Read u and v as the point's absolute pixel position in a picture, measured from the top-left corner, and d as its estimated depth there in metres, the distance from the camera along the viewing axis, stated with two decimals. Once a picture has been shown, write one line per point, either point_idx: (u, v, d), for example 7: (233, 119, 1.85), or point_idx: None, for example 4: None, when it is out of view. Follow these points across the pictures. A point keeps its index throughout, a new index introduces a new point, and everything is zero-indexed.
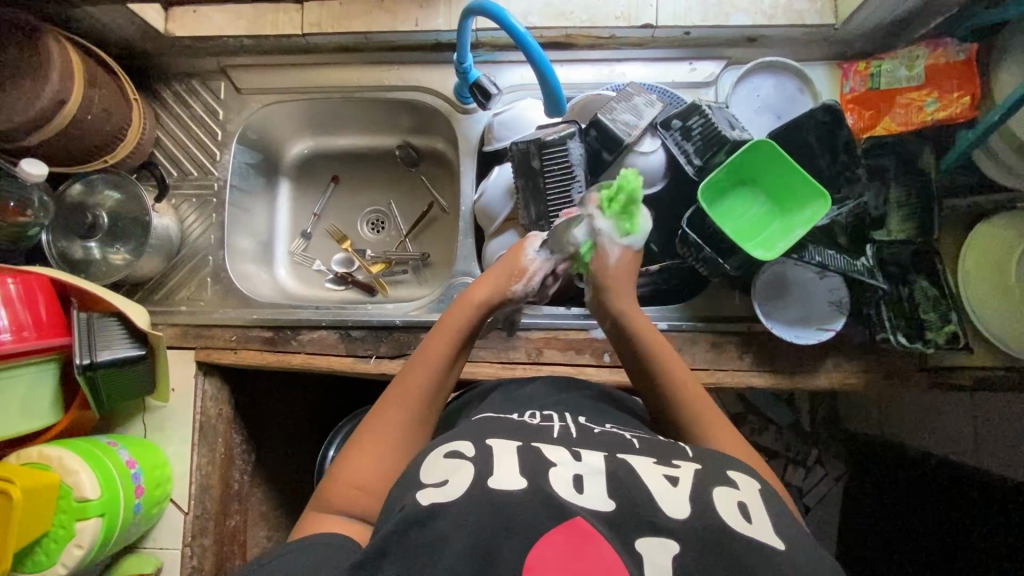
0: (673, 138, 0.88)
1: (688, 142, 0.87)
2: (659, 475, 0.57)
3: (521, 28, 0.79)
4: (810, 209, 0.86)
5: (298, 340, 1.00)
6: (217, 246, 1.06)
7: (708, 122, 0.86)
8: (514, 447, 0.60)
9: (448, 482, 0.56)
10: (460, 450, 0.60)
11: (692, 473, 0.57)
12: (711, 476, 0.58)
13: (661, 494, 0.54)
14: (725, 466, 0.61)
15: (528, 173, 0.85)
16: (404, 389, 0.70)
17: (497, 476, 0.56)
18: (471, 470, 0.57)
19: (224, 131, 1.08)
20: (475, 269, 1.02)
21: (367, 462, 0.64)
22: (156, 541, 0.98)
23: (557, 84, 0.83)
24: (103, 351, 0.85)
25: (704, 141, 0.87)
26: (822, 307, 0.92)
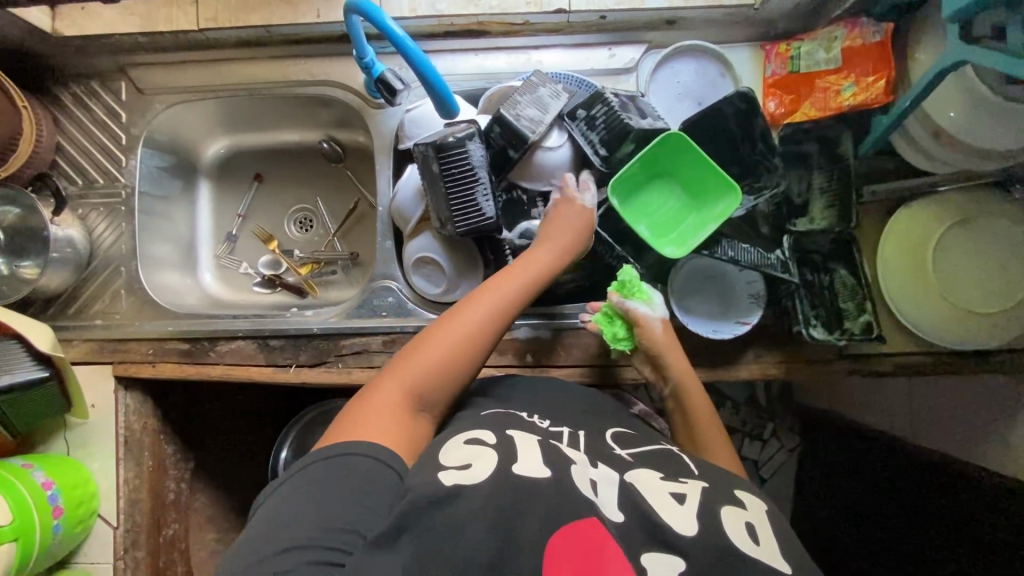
0: (577, 128, 0.85)
1: (592, 132, 0.85)
2: (667, 490, 0.60)
3: (396, 30, 0.78)
4: (722, 203, 0.84)
5: (216, 351, 0.98)
6: (129, 256, 1.02)
7: (611, 111, 0.83)
8: (533, 442, 0.64)
9: (468, 466, 0.58)
10: (481, 438, 0.63)
11: (699, 491, 0.60)
12: (719, 495, 0.61)
13: (661, 509, 0.57)
14: (734, 485, 0.64)
15: (429, 176, 0.82)
16: (472, 301, 0.73)
17: (521, 463, 0.59)
18: (492, 458, 0.59)
19: (128, 135, 1.03)
20: (395, 272, 1.00)
21: (378, 412, 0.61)
22: (86, 557, 0.98)
23: (440, 86, 0.80)
24: (2, 377, 0.84)
25: (608, 131, 0.84)
26: (740, 300, 0.91)
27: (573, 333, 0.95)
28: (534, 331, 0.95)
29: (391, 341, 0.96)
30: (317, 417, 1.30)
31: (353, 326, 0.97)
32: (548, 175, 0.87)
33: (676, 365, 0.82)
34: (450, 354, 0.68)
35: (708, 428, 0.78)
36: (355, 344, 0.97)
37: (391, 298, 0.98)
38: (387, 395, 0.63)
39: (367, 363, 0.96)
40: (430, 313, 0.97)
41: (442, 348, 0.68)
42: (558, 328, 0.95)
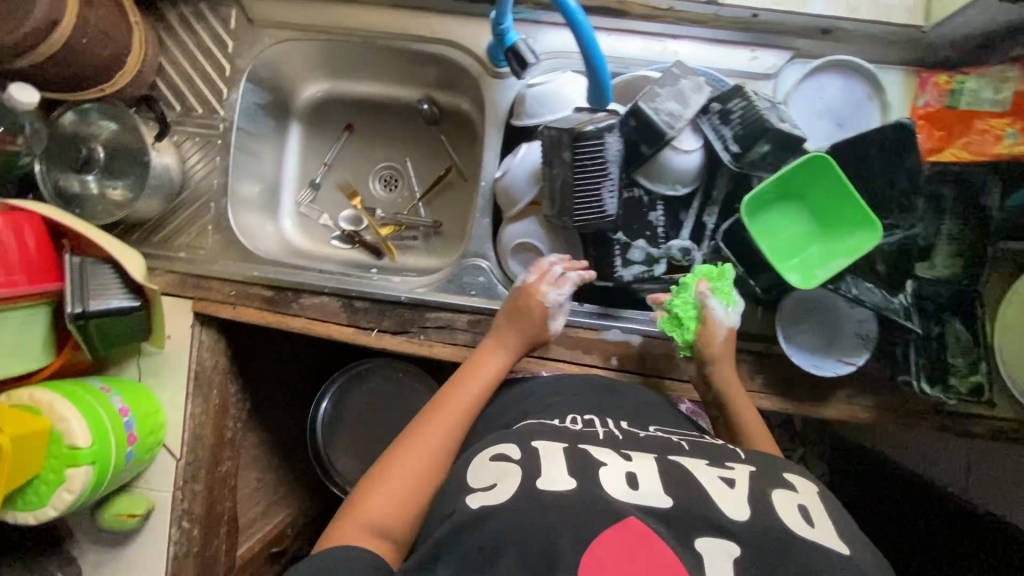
0: (710, 122, 0.78)
1: (726, 127, 0.77)
2: (714, 476, 0.59)
3: (572, 5, 0.74)
4: (857, 237, 0.80)
5: (299, 303, 0.97)
6: (220, 192, 0.99)
7: (750, 105, 0.76)
8: (560, 450, 0.62)
9: (496, 487, 0.59)
10: (505, 453, 0.63)
11: (749, 475, 0.59)
12: (766, 479, 0.59)
13: (711, 493, 0.56)
14: (781, 467, 0.62)
15: (558, 163, 0.77)
16: (453, 395, 0.74)
17: (545, 478, 0.57)
18: (516, 475, 0.59)
19: (233, 67, 0.98)
20: (488, 251, 0.97)
21: (387, 499, 0.64)
22: (147, 483, 0.99)
23: (603, 72, 0.75)
24: (95, 300, 0.81)
25: (744, 127, 0.76)
26: (846, 339, 0.88)
27: (664, 343, 0.92)
28: (625, 335, 0.92)
29: (476, 322, 0.94)
30: (360, 376, 1.34)
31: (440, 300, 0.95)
32: (673, 178, 0.81)
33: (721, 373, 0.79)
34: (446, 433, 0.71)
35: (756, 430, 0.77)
36: (439, 318, 0.95)
37: (482, 278, 0.95)
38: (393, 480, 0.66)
39: (449, 339, 0.94)
40: None
41: (432, 436, 0.70)
42: (649, 335, 0.92)
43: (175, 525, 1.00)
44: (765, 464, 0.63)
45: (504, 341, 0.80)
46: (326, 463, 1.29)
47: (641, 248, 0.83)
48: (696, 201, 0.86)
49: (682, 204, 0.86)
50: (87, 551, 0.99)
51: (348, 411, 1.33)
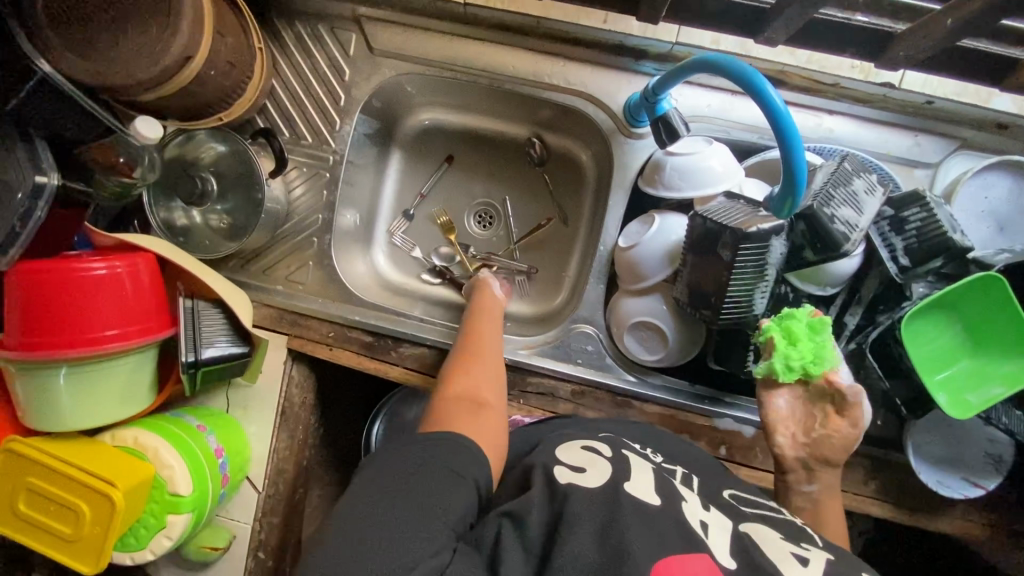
0: (878, 228, 0.73)
1: (897, 237, 0.72)
2: (787, 552, 0.52)
3: (755, 75, 0.62)
4: (1016, 363, 0.75)
5: (398, 352, 0.93)
6: (324, 227, 0.96)
7: (931, 218, 0.69)
8: (649, 470, 0.60)
9: (587, 469, 0.58)
10: (599, 449, 0.62)
11: (824, 558, 0.52)
12: (845, 569, 0.51)
13: (780, 566, 0.50)
14: (866, 569, 0.52)
15: (712, 258, 0.72)
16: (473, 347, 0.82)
17: (633, 482, 0.56)
18: (607, 466, 0.58)
19: (349, 96, 0.93)
20: (598, 318, 0.92)
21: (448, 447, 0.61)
22: (227, 512, 0.98)
23: (798, 156, 0.60)
24: (207, 348, 0.78)
25: (920, 241, 0.70)
26: (975, 457, 0.83)
27: None
28: (737, 425, 0.88)
29: (581, 393, 0.90)
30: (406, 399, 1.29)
31: (546, 365, 0.91)
32: (826, 283, 0.75)
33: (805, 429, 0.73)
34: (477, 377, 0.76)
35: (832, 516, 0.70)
36: (542, 384, 0.91)
37: (591, 346, 0.91)
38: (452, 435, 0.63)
39: (551, 407, 0.90)
40: (628, 374, 0.90)
41: (462, 388, 0.74)
42: None
43: (250, 557, 0.99)
44: (846, 556, 0.53)
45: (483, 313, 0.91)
46: None
47: None
48: (840, 298, 0.81)
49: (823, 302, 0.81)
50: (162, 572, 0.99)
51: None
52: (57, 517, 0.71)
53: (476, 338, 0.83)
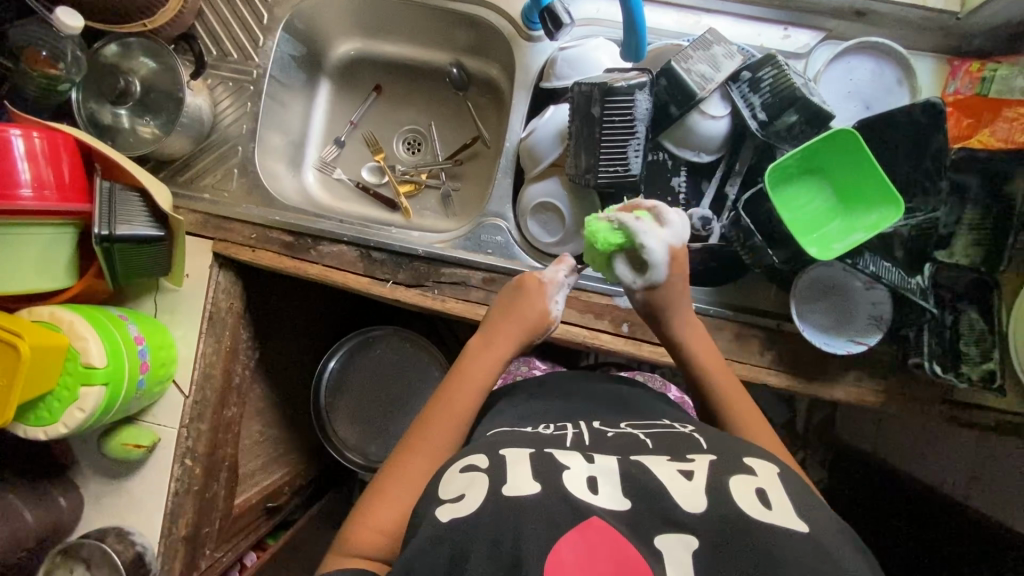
0: (739, 89, 0.79)
1: (755, 96, 0.78)
2: (673, 469, 0.56)
3: None
4: (877, 214, 0.80)
5: (317, 250, 0.98)
6: (248, 137, 1.01)
7: (780, 74, 0.76)
8: (527, 455, 0.59)
9: (463, 497, 0.56)
10: (475, 463, 0.60)
11: (708, 466, 0.56)
12: (727, 466, 0.57)
13: (669, 486, 0.53)
14: (742, 453, 0.60)
15: (586, 118, 0.78)
16: (446, 405, 0.72)
17: (510, 484, 0.55)
18: (484, 482, 0.57)
19: (272, 16, 1.00)
20: (507, 213, 0.98)
21: (389, 511, 0.63)
22: (154, 417, 1.00)
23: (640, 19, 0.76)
24: (122, 225, 0.82)
25: (773, 95, 0.77)
26: (859, 319, 0.87)
27: None
28: None
29: (490, 280, 0.95)
30: (366, 339, 1.33)
31: (458, 256, 0.95)
32: (697, 146, 0.82)
33: (694, 347, 0.77)
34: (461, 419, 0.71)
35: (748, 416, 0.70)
36: (454, 274, 0.95)
37: (499, 237, 0.96)
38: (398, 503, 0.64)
39: (462, 295, 0.94)
40: (538, 263, 0.94)
41: (416, 465, 0.67)
42: None
43: (177, 463, 1.00)
44: (726, 456, 0.59)
45: (483, 371, 0.76)
46: (325, 420, 1.30)
47: None
48: (719, 169, 0.86)
49: (704, 173, 0.87)
50: (90, 481, 1.00)
51: (348, 367, 1.33)
52: None
53: (448, 409, 0.72)
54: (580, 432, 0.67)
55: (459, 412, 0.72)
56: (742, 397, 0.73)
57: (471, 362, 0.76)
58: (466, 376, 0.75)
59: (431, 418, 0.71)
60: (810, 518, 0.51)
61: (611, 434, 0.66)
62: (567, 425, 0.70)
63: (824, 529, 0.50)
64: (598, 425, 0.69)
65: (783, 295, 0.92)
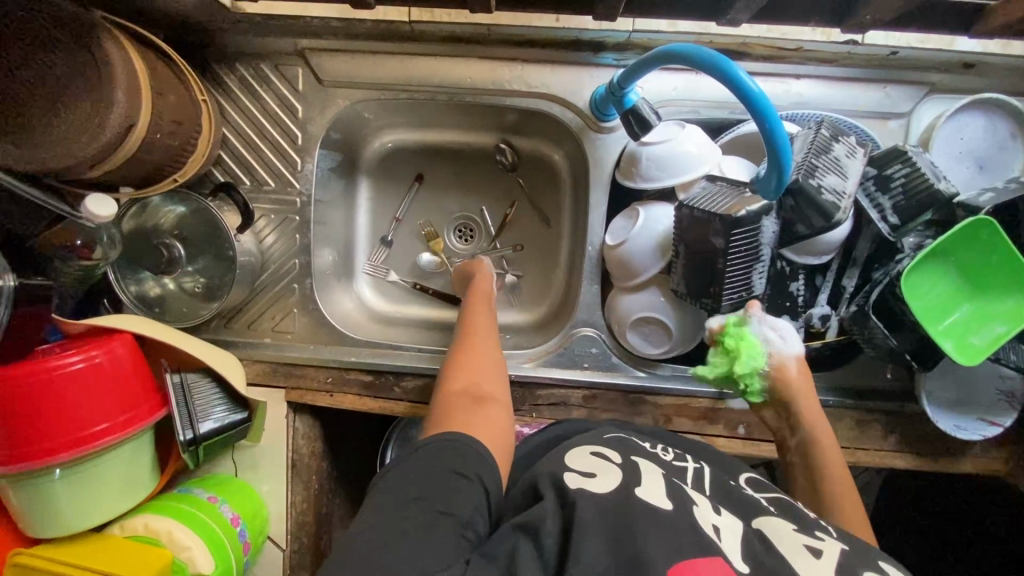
0: (865, 188, 0.72)
1: (884, 195, 0.71)
2: (799, 544, 0.51)
3: (756, 90, 0.60)
4: (1016, 300, 0.75)
5: (401, 386, 0.91)
6: (302, 271, 0.93)
7: (914, 172, 0.69)
8: (658, 475, 0.59)
9: (596, 476, 0.57)
10: (607, 454, 0.62)
11: (838, 549, 0.51)
12: (859, 557, 0.51)
13: (793, 561, 0.49)
14: (876, 552, 0.52)
15: (704, 246, 0.70)
16: (473, 325, 0.85)
17: (645, 490, 0.55)
18: (617, 476, 0.58)
19: (306, 133, 0.89)
20: (597, 319, 0.91)
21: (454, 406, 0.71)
22: (255, 575, 0.96)
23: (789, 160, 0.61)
24: (204, 422, 0.75)
25: (907, 196, 0.69)
26: (987, 397, 0.84)
27: None
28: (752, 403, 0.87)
29: (592, 397, 0.89)
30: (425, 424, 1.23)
31: (553, 375, 0.89)
32: (817, 250, 0.75)
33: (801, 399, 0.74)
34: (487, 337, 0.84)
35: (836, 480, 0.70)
36: (552, 395, 0.89)
37: (594, 349, 0.90)
38: (487, 409, 0.71)
39: (565, 416, 0.89)
40: (636, 369, 0.89)
41: (461, 385, 0.74)
42: None
43: None
44: None
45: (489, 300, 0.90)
46: None
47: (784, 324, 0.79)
48: (835, 262, 0.81)
49: (818, 269, 0.80)
50: None
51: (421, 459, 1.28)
52: None
53: (471, 328, 0.84)
54: (702, 466, 0.65)
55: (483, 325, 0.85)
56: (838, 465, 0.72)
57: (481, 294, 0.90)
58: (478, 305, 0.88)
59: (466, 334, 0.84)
60: None
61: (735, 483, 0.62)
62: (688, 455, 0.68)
63: None
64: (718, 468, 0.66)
65: (901, 373, 0.88)
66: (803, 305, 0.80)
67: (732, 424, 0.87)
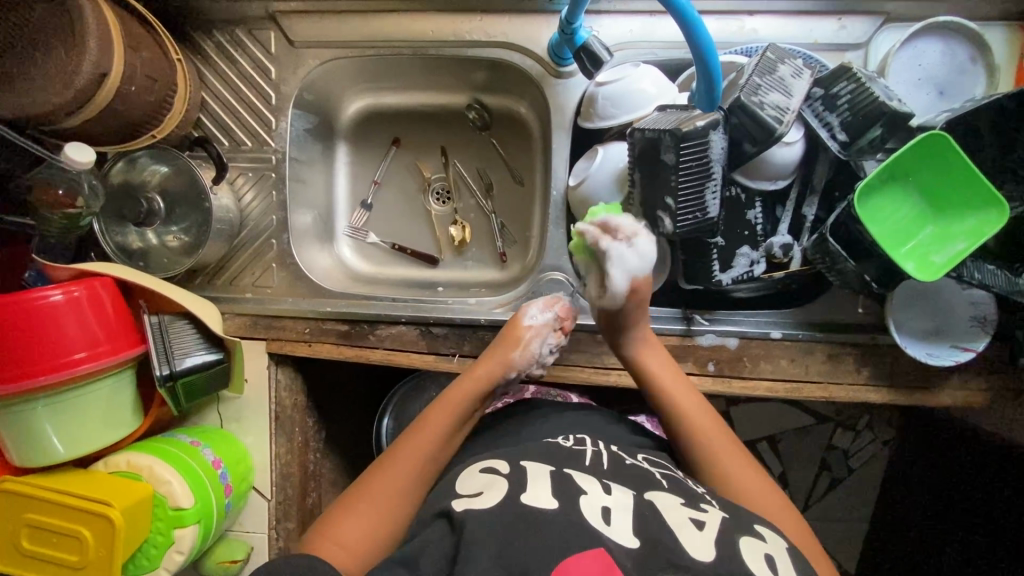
0: (812, 109, 0.73)
1: (831, 114, 0.72)
2: (683, 517, 0.56)
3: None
4: (977, 216, 0.74)
5: (375, 335, 0.93)
6: (279, 227, 0.96)
7: (860, 87, 0.69)
8: (546, 473, 0.60)
9: (483, 493, 0.58)
10: (494, 466, 0.62)
11: (719, 519, 0.56)
12: (736, 526, 0.56)
13: (681, 538, 0.53)
14: (753, 518, 0.59)
15: (656, 166, 0.71)
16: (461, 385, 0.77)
17: (530, 493, 0.56)
18: (503, 484, 0.58)
19: (279, 94, 0.94)
20: (565, 263, 0.92)
21: (385, 478, 0.67)
22: (241, 526, 0.98)
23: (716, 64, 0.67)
24: (180, 359, 0.79)
25: (853, 112, 0.70)
26: (959, 322, 0.83)
27: (762, 345, 0.87)
28: (720, 339, 0.87)
29: None
30: (414, 386, 1.25)
31: None
32: (770, 174, 0.76)
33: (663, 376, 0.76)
34: (466, 403, 0.75)
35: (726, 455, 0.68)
36: None
37: (562, 291, 0.91)
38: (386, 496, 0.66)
39: None
40: None
41: (405, 455, 0.70)
42: (746, 337, 0.87)
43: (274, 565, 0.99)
44: None
45: (500, 360, 0.79)
46: None
47: (744, 254, 0.80)
48: (794, 190, 0.81)
49: (778, 198, 0.81)
50: None
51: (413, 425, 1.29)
52: (61, 548, 0.73)
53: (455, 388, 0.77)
54: (599, 451, 0.69)
55: (471, 390, 0.77)
56: (722, 441, 0.70)
57: (496, 349, 0.80)
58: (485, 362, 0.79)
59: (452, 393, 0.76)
60: None
61: (627, 464, 0.66)
62: (586, 440, 0.72)
63: None
64: (615, 449, 0.70)
65: (871, 306, 0.87)
66: (763, 234, 0.80)
67: (701, 361, 0.88)
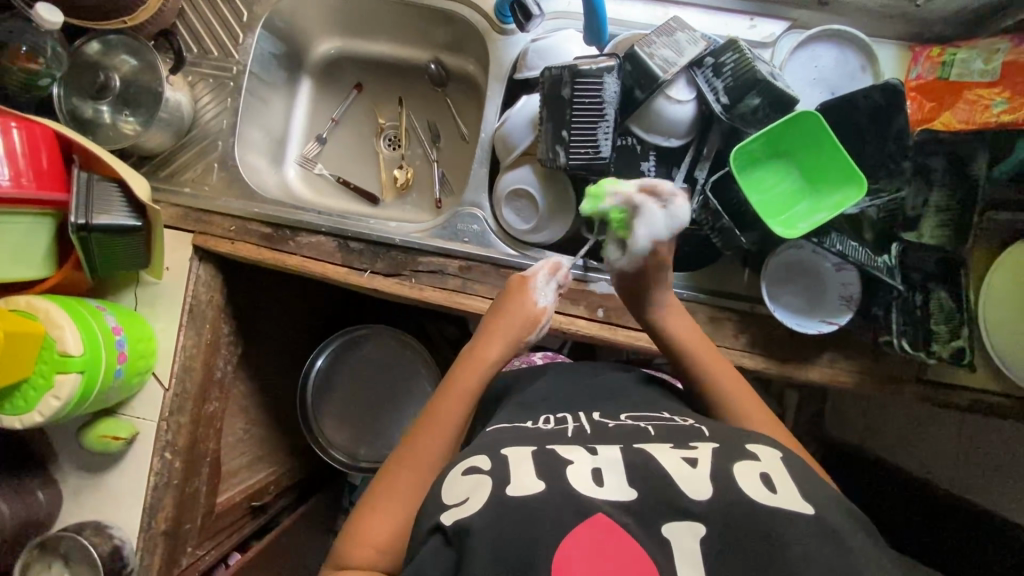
0: (703, 75, 0.82)
1: (718, 80, 0.81)
2: (676, 458, 0.51)
3: None
4: (841, 193, 0.81)
5: (296, 241, 0.99)
6: (228, 132, 1.03)
7: (742, 59, 0.79)
8: (528, 456, 0.52)
9: (468, 500, 0.49)
10: (476, 465, 0.53)
11: (711, 452, 0.52)
12: (730, 453, 0.52)
13: (681, 481, 0.48)
14: (746, 440, 0.55)
15: (557, 101, 0.81)
16: (467, 361, 0.71)
17: (513, 485, 0.49)
18: (487, 485, 0.50)
19: (251, 13, 1.03)
20: (483, 202, 0.99)
21: (404, 477, 0.60)
22: (133, 410, 1.01)
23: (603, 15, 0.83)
24: (100, 215, 0.84)
25: (735, 79, 0.80)
26: (830, 300, 0.88)
27: None
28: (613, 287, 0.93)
29: (467, 268, 0.95)
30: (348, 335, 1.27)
31: (434, 245, 0.96)
32: (663, 130, 0.84)
33: (672, 326, 0.76)
34: (478, 377, 0.69)
35: (732, 385, 0.69)
36: (431, 263, 0.96)
37: (476, 226, 0.97)
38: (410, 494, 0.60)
39: (440, 283, 0.95)
40: (509, 248, 0.96)
41: (421, 447, 0.63)
42: None
43: (157, 456, 1.00)
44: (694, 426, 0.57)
45: (511, 329, 0.74)
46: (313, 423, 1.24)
47: None
48: (688, 155, 0.88)
49: (675, 160, 0.89)
50: (70, 475, 1.00)
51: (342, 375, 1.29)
52: None
53: (467, 364, 0.71)
54: (580, 424, 0.59)
55: (482, 363, 0.70)
56: (729, 374, 0.71)
57: (503, 317, 0.75)
58: (490, 333, 0.73)
59: (458, 374, 0.70)
60: (782, 489, 0.48)
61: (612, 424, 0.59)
62: (568, 416, 0.62)
63: (818, 505, 0.47)
64: (598, 415, 0.61)
65: (755, 278, 0.93)
66: None
67: (592, 307, 0.93)
